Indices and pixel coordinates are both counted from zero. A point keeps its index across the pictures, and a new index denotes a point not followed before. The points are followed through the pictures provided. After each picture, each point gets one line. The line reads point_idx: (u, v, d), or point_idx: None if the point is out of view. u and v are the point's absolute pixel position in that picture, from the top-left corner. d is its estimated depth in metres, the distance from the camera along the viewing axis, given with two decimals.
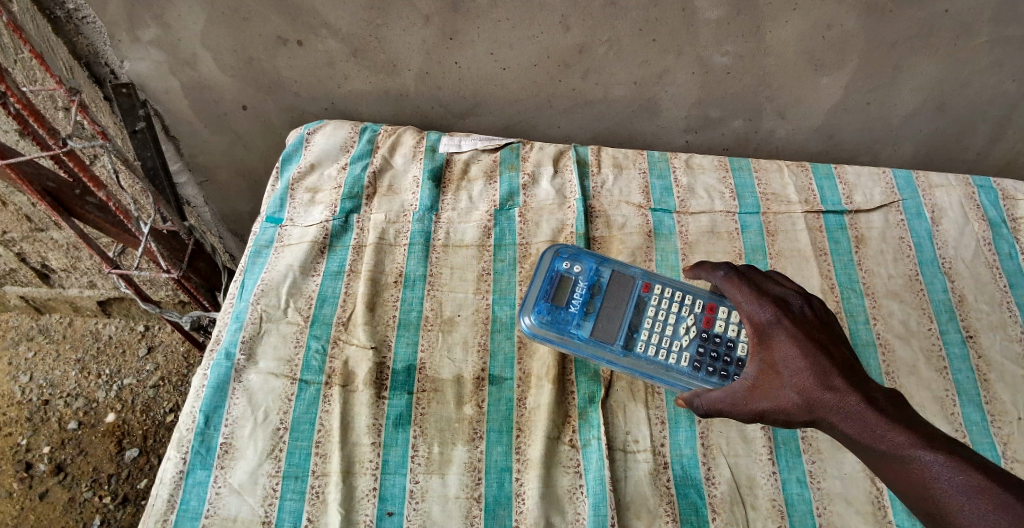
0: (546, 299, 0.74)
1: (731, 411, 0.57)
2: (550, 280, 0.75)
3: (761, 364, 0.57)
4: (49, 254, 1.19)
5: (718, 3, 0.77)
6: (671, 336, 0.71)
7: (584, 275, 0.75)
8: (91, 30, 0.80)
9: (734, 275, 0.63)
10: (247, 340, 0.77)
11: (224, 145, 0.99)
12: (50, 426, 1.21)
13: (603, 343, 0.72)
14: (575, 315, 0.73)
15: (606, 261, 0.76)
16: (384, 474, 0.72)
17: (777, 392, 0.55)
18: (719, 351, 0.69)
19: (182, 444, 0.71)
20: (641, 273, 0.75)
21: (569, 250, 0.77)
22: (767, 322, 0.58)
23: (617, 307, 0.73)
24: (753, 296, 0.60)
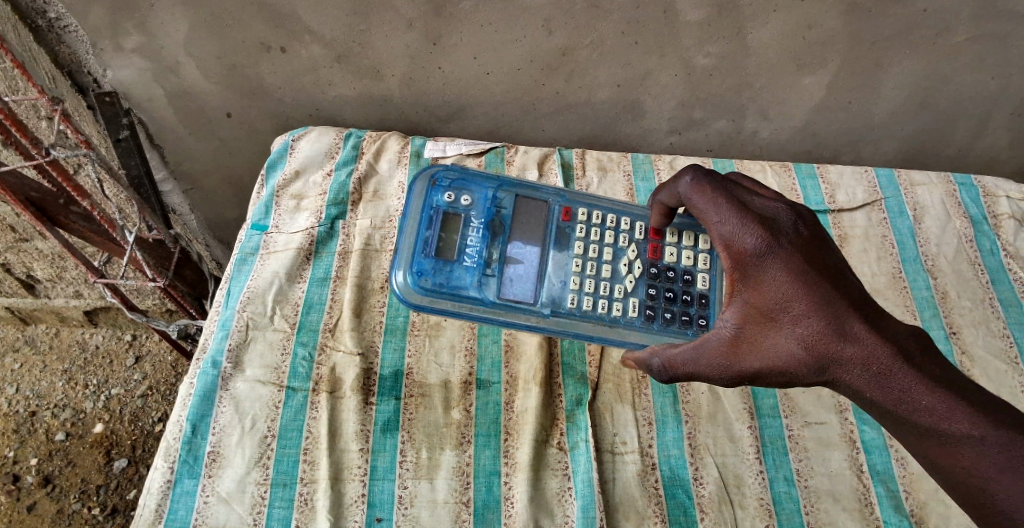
0: (429, 252, 0.68)
1: (707, 374, 0.53)
2: (426, 227, 0.68)
3: (746, 311, 0.52)
4: (34, 264, 1.17)
5: (699, 5, 0.78)
6: (615, 280, 0.70)
7: (474, 213, 0.70)
8: (74, 39, 0.79)
9: (702, 182, 0.56)
10: (234, 348, 0.77)
11: (209, 153, 0.99)
12: (37, 437, 1.19)
13: (517, 303, 0.67)
14: (474, 271, 0.67)
15: (489, 189, 0.71)
16: (373, 480, 0.72)
17: (769, 346, 0.51)
18: (677, 295, 0.70)
19: (169, 453, 0.70)
20: (539, 199, 0.72)
21: (445, 178, 0.71)
22: (752, 249, 0.52)
23: (523, 253, 0.69)
24: (732, 214, 0.54)
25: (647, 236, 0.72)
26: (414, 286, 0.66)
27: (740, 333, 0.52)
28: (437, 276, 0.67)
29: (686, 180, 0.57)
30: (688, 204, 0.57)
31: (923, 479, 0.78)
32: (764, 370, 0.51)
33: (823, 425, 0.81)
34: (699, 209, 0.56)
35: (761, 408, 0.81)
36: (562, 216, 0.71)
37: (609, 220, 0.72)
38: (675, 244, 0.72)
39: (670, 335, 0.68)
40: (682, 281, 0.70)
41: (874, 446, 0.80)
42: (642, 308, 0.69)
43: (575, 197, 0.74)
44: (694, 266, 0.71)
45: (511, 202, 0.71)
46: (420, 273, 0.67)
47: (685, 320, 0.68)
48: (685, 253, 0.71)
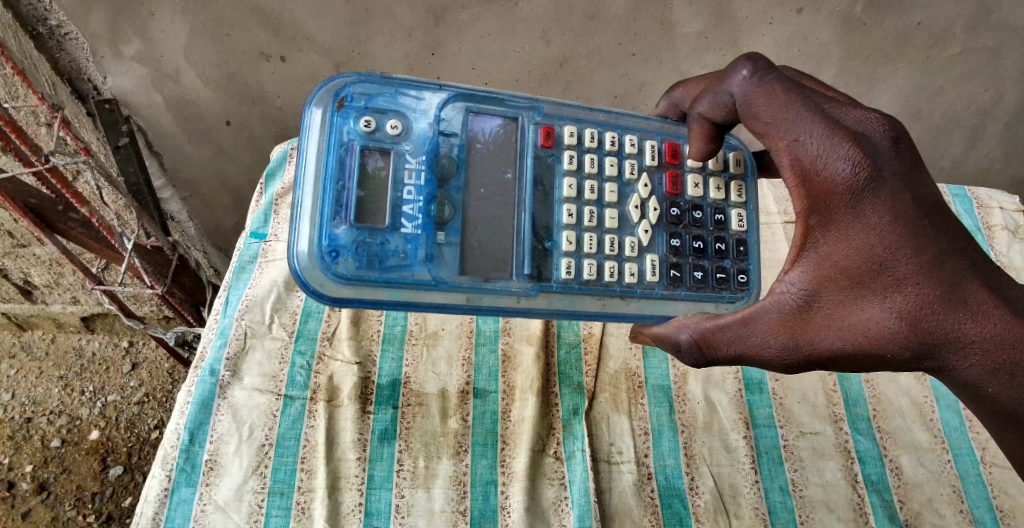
0: (346, 217, 0.48)
1: (776, 354, 0.45)
2: (335, 176, 0.48)
3: (818, 272, 0.44)
4: (32, 270, 1.13)
5: (696, 14, 0.80)
6: (625, 231, 0.56)
7: (408, 146, 0.51)
8: (74, 46, 0.80)
9: (767, 80, 0.46)
10: (232, 357, 0.77)
11: (208, 161, 0.99)
12: (32, 444, 1.18)
13: (487, 281, 0.50)
14: (418, 237, 0.49)
15: (425, 107, 0.52)
16: (370, 489, 0.72)
17: (847, 316, 0.43)
18: (707, 241, 0.57)
19: (166, 462, 0.70)
20: (500, 120, 0.54)
21: (355, 97, 0.50)
22: (838, 183, 0.43)
23: (485, 204, 0.52)
24: (815, 125, 0.44)
25: (662, 163, 0.58)
26: (332, 272, 0.47)
27: (809, 300, 0.44)
28: (364, 253, 0.48)
29: (742, 75, 0.47)
30: (749, 112, 0.47)
31: (916, 489, 0.79)
32: (837, 348, 0.43)
33: (818, 435, 0.81)
34: (765, 118, 0.46)
35: (756, 418, 0.81)
36: (541, 144, 0.54)
37: (604, 143, 0.57)
38: (697, 170, 0.58)
39: (706, 298, 0.56)
40: (712, 221, 0.58)
41: (868, 456, 0.81)
42: (664, 266, 0.56)
43: (551, 113, 0.56)
44: (726, 199, 0.59)
45: (459, 126, 0.52)
46: (337, 252, 0.47)
47: (720, 278, 0.57)
48: (712, 184, 0.58)
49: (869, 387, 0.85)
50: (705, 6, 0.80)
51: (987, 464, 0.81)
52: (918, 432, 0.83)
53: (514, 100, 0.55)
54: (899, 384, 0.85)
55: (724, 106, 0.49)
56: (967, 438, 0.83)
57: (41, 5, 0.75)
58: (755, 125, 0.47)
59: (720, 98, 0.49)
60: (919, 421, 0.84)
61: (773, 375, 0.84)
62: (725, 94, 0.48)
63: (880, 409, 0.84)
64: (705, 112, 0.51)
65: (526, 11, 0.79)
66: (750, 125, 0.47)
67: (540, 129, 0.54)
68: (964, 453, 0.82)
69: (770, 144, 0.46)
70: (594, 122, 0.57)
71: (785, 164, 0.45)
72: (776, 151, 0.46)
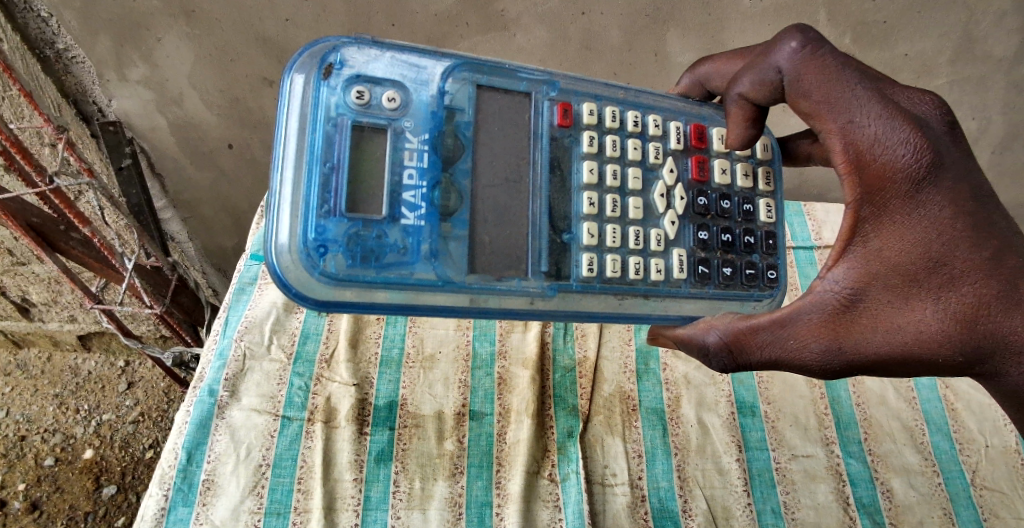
0: (335, 206, 0.42)
1: (817, 358, 0.45)
2: (322, 156, 0.42)
3: (863, 270, 0.44)
4: (30, 287, 1.13)
5: (687, 47, 0.83)
6: (648, 222, 0.51)
7: (407, 121, 0.45)
8: (80, 69, 0.82)
9: (820, 55, 0.45)
10: (231, 377, 0.78)
11: (209, 183, 1.00)
12: (25, 462, 1.18)
13: (501, 280, 0.45)
14: (421, 229, 0.44)
15: (427, 77, 0.46)
16: (366, 510, 0.73)
17: (893, 317, 0.43)
18: (735, 234, 0.53)
19: (163, 481, 0.70)
20: (510, 97, 0.48)
21: (345, 64, 0.44)
22: (891, 172, 0.43)
23: (496, 190, 0.46)
24: (871, 106, 0.44)
25: (687, 147, 0.54)
26: (319, 272, 0.41)
27: (853, 300, 0.44)
28: (356, 248, 0.42)
29: (793, 48, 0.46)
30: (798, 90, 0.46)
31: (907, 511, 0.80)
32: (881, 351, 0.43)
33: (810, 458, 0.82)
34: (817, 97, 0.45)
35: (748, 441, 0.82)
36: (558, 124, 0.49)
37: (627, 122, 0.52)
38: (724, 155, 0.55)
39: (735, 296, 0.53)
40: (740, 212, 0.54)
41: (860, 479, 0.81)
42: (692, 261, 0.51)
43: (566, 90, 0.51)
44: (754, 188, 0.55)
45: (465, 100, 0.47)
46: (326, 247, 0.41)
47: (750, 275, 0.53)
48: (740, 170, 0.54)
49: (860, 410, 0.86)
50: (697, 37, 0.83)
51: (978, 487, 0.82)
52: (909, 455, 0.84)
53: (526, 73, 0.49)
54: (890, 408, 0.87)
55: (770, 84, 0.47)
56: (958, 461, 0.84)
57: (50, 29, 0.77)
58: (804, 105, 0.46)
59: (765, 76, 0.47)
60: (909, 444, 0.85)
61: (765, 398, 0.86)
62: (771, 71, 0.47)
63: (871, 432, 0.85)
64: (746, 93, 0.49)
65: (523, 42, 0.82)
66: (799, 104, 0.47)
67: (555, 108, 0.49)
68: (955, 476, 0.83)
69: (820, 125, 0.46)
70: (613, 103, 0.52)
71: (836, 148, 0.45)
72: (826, 134, 0.46)
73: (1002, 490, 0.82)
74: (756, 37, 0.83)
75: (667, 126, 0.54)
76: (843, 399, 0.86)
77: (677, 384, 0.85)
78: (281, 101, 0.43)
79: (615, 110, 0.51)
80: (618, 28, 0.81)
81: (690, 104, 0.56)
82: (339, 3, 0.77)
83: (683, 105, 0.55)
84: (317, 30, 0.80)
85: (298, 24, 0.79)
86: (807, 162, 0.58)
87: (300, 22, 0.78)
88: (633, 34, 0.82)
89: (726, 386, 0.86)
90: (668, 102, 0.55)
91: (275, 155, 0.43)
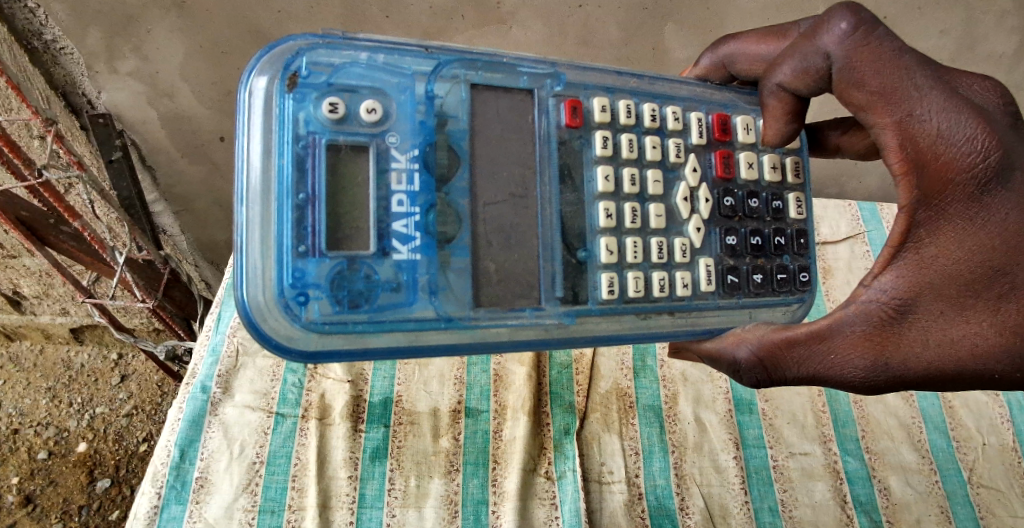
0: (312, 246, 0.40)
1: (858, 371, 0.45)
2: (294, 188, 0.40)
3: (912, 280, 0.44)
4: (21, 280, 1.12)
5: (686, 43, 0.83)
6: (672, 229, 0.51)
7: (392, 134, 0.42)
8: (69, 61, 0.80)
9: (873, 39, 0.44)
10: (223, 374, 0.77)
11: (201, 177, 0.98)
12: (19, 456, 1.17)
13: (510, 312, 0.44)
14: (416, 263, 0.42)
15: (412, 80, 0.43)
16: (361, 508, 0.72)
17: (945, 330, 0.43)
18: (764, 234, 0.53)
19: (155, 479, 0.70)
20: (511, 96, 0.46)
21: (312, 72, 0.41)
22: (953, 173, 0.42)
23: (496, 211, 0.44)
24: (932, 96, 0.43)
25: (711, 140, 0.53)
26: (301, 322, 0.39)
27: (900, 311, 0.44)
28: (342, 292, 0.40)
29: (843, 29, 0.45)
30: (850, 78, 0.45)
31: (904, 509, 0.80)
32: (929, 365, 0.43)
33: (808, 456, 0.82)
34: (872, 87, 0.44)
35: (746, 438, 0.82)
36: (566, 125, 0.47)
37: (643, 118, 0.51)
38: (748, 147, 0.54)
39: (768, 304, 0.52)
40: (769, 209, 0.53)
41: (857, 477, 0.81)
42: (720, 270, 0.51)
43: (573, 84, 0.49)
44: (782, 182, 0.54)
45: (458, 105, 0.45)
46: (306, 294, 0.40)
47: (782, 279, 0.52)
48: (767, 163, 0.53)
49: (857, 408, 0.86)
50: (695, 33, 0.82)
51: (975, 485, 0.83)
52: (906, 453, 0.84)
53: (528, 67, 0.47)
54: (887, 406, 0.86)
55: (815, 71, 0.47)
56: (955, 460, 0.84)
57: (37, 20, 0.75)
58: (858, 95, 0.45)
59: (811, 63, 0.47)
60: (907, 442, 0.84)
61: (762, 396, 0.85)
62: (818, 56, 0.46)
63: (869, 430, 0.85)
64: (787, 82, 0.49)
65: (519, 35, 0.81)
66: (851, 93, 0.46)
67: (564, 107, 0.47)
68: (952, 474, 0.83)
69: (875, 117, 0.45)
70: (626, 95, 0.51)
71: (892, 143, 0.44)
72: (882, 127, 0.44)
73: (999, 488, 0.82)
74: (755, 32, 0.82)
75: (688, 118, 0.52)
76: (840, 397, 0.86)
77: (674, 381, 0.85)
78: (239, 120, 0.41)
79: (629, 104, 0.50)
80: (615, 22, 0.80)
81: (710, 89, 0.55)
82: None
83: (703, 92, 0.55)
84: (310, 22, 0.78)
85: (291, 16, 0.77)
86: (834, 154, 0.60)
87: (293, 14, 0.77)
88: (631, 29, 0.81)
89: (724, 384, 0.85)
90: (686, 89, 0.54)
91: (237, 190, 0.40)
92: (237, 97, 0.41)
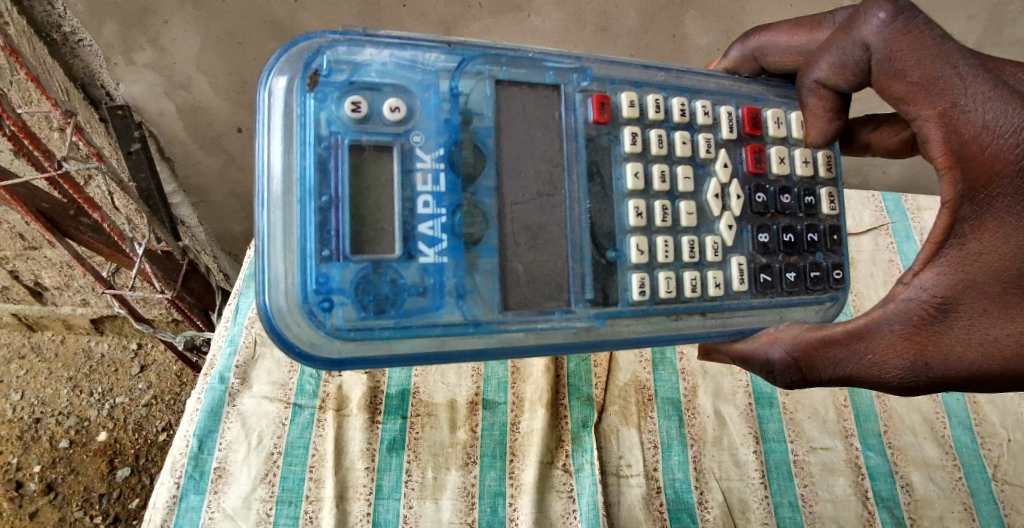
0: (336, 250, 0.39)
1: (898, 372, 0.45)
2: (318, 189, 0.39)
3: (954, 278, 0.43)
4: (42, 272, 1.13)
5: (707, 30, 0.81)
6: (703, 227, 0.50)
7: (416, 133, 0.42)
8: (88, 53, 0.80)
9: (913, 27, 0.43)
10: (242, 365, 0.77)
11: (218, 168, 0.98)
12: (41, 445, 1.18)
13: (540, 315, 0.43)
14: (442, 266, 0.41)
15: (435, 78, 0.43)
16: (378, 499, 0.72)
17: (989, 329, 0.42)
18: (797, 231, 0.52)
19: (176, 468, 0.70)
20: (536, 91, 0.46)
21: (333, 70, 0.41)
22: (1000, 165, 0.40)
23: (522, 211, 0.44)
24: (977, 85, 0.41)
25: (741, 135, 0.52)
26: (326, 329, 0.39)
27: (941, 310, 0.43)
28: (368, 297, 0.40)
29: (881, 19, 0.44)
30: (888, 70, 0.44)
31: (927, 506, 0.79)
32: (972, 365, 0.43)
33: (829, 451, 0.81)
34: (912, 78, 0.43)
35: (766, 432, 0.81)
36: (594, 121, 0.47)
37: (672, 112, 0.50)
38: (778, 142, 0.53)
39: (800, 303, 0.51)
40: (801, 205, 0.52)
41: (879, 473, 0.80)
42: (752, 269, 0.50)
43: (599, 78, 0.48)
44: (814, 176, 0.53)
45: (482, 101, 0.44)
46: (331, 300, 0.39)
47: (816, 277, 0.52)
48: (799, 157, 0.53)
49: (880, 402, 0.85)
50: (716, 21, 0.80)
51: (999, 482, 0.81)
52: (929, 449, 0.82)
53: (553, 61, 0.47)
54: (911, 401, 0.85)
55: (854, 64, 0.46)
56: (980, 456, 0.82)
57: (57, 13, 0.75)
58: (897, 86, 0.44)
59: (849, 57, 0.46)
60: (930, 438, 0.83)
61: (783, 390, 0.84)
62: (856, 49, 0.45)
63: (891, 425, 0.84)
64: (825, 79, 0.48)
65: (538, 24, 0.80)
66: (891, 86, 0.44)
67: (592, 102, 0.47)
68: (976, 470, 0.81)
69: (915, 109, 0.44)
70: (654, 88, 0.50)
71: (934, 136, 0.43)
72: (923, 119, 0.43)
73: None
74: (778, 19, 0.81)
75: (717, 112, 0.51)
76: (863, 391, 0.84)
77: (693, 374, 0.84)
78: (259, 119, 0.40)
79: (658, 98, 0.49)
80: (636, 9, 0.79)
81: (739, 82, 0.54)
82: None
83: (731, 85, 0.54)
84: (325, 12, 0.78)
85: (306, 6, 0.77)
86: (862, 152, 0.58)
87: (308, 4, 0.77)
88: (651, 16, 0.80)
89: (744, 377, 0.84)
90: (713, 81, 0.53)
91: (260, 194, 0.40)
92: (257, 96, 0.41)
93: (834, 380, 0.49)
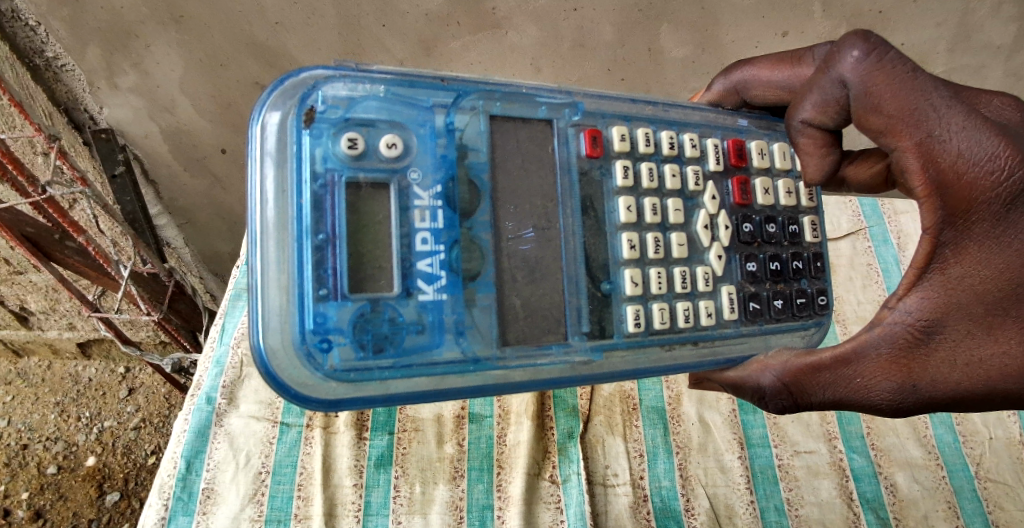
0: (334, 289, 0.40)
1: (887, 395, 0.46)
2: (313, 227, 0.40)
3: (939, 301, 0.44)
4: (28, 296, 1.12)
5: (681, 43, 0.83)
6: (694, 258, 0.51)
7: (413, 170, 0.42)
8: (70, 77, 0.81)
9: (887, 62, 0.44)
10: (228, 384, 0.76)
11: (203, 189, 0.99)
12: (28, 471, 1.17)
13: (539, 351, 0.44)
14: (441, 303, 0.42)
15: (431, 113, 0.44)
16: (367, 515, 0.73)
17: (973, 349, 0.44)
18: (783, 259, 0.54)
19: (163, 490, 0.70)
20: (531, 126, 0.47)
21: (328, 107, 0.41)
22: (977, 194, 0.42)
23: (519, 246, 0.45)
24: (951, 116, 0.43)
25: (728, 166, 0.54)
26: (324, 371, 0.39)
27: (926, 333, 0.45)
28: (366, 336, 0.40)
29: (856, 57, 0.45)
30: (867, 105, 0.45)
31: (912, 506, 0.80)
32: (957, 386, 0.44)
33: (813, 454, 0.82)
34: (889, 111, 0.44)
35: (751, 438, 0.82)
36: (587, 155, 0.48)
37: (661, 145, 0.51)
38: (763, 173, 0.55)
39: (788, 329, 0.53)
40: (786, 233, 0.55)
41: (863, 474, 0.81)
42: (741, 297, 0.52)
43: (590, 112, 0.50)
44: (797, 206, 0.56)
45: (477, 136, 0.45)
46: (329, 340, 0.39)
47: (802, 303, 0.54)
48: (783, 188, 0.55)
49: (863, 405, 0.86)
50: (690, 34, 0.82)
51: (982, 479, 0.82)
52: (912, 449, 0.83)
53: (546, 97, 0.48)
54: None
55: (835, 103, 0.48)
56: (962, 454, 0.83)
57: (38, 38, 0.76)
58: (875, 120, 0.45)
59: (830, 95, 0.48)
60: (912, 438, 0.84)
61: None
62: (835, 87, 0.47)
63: (874, 426, 0.85)
64: (811, 118, 0.50)
65: (515, 41, 0.82)
66: (869, 120, 0.46)
67: (584, 136, 0.48)
68: (958, 469, 0.82)
69: (894, 140, 0.45)
70: (643, 122, 0.52)
71: (913, 165, 0.44)
72: (902, 150, 0.44)
73: (1007, 483, 0.82)
74: (751, 30, 0.83)
75: (704, 144, 0.54)
76: None
77: (677, 381, 0.84)
78: (251, 153, 0.41)
79: (647, 132, 0.51)
80: (610, 23, 0.81)
81: (722, 114, 0.56)
82: (328, 6, 0.76)
83: (716, 117, 0.56)
84: (307, 34, 0.79)
85: (287, 28, 0.78)
86: (839, 186, 0.59)
87: (288, 26, 0.78)
88: (625, 32, 0.82)
89: None
90: (698, 115, 0.55)
91: (252, 231, 0.40)
92: (250, 130, 0.41)
93: (824, 407, 0.50)
